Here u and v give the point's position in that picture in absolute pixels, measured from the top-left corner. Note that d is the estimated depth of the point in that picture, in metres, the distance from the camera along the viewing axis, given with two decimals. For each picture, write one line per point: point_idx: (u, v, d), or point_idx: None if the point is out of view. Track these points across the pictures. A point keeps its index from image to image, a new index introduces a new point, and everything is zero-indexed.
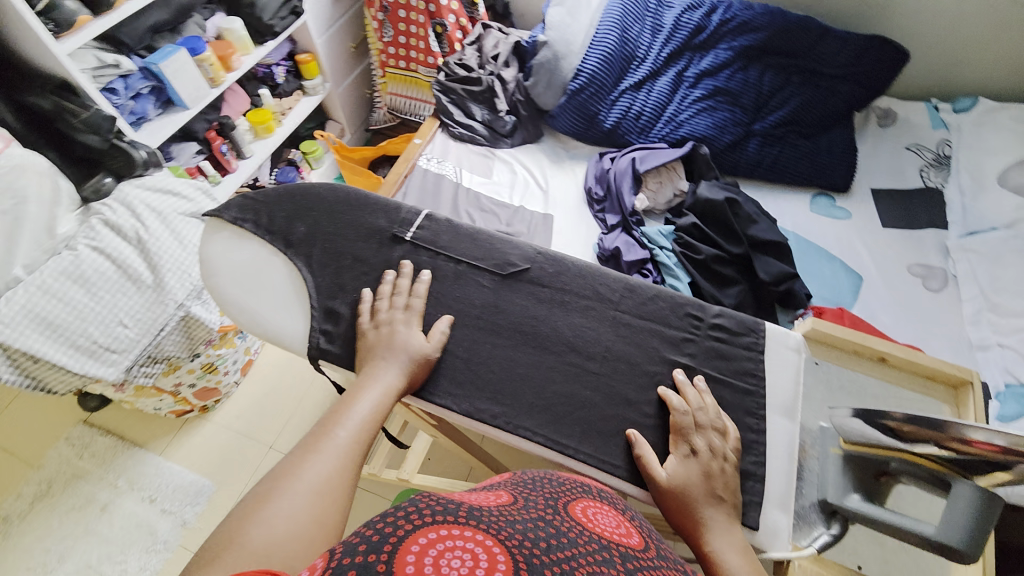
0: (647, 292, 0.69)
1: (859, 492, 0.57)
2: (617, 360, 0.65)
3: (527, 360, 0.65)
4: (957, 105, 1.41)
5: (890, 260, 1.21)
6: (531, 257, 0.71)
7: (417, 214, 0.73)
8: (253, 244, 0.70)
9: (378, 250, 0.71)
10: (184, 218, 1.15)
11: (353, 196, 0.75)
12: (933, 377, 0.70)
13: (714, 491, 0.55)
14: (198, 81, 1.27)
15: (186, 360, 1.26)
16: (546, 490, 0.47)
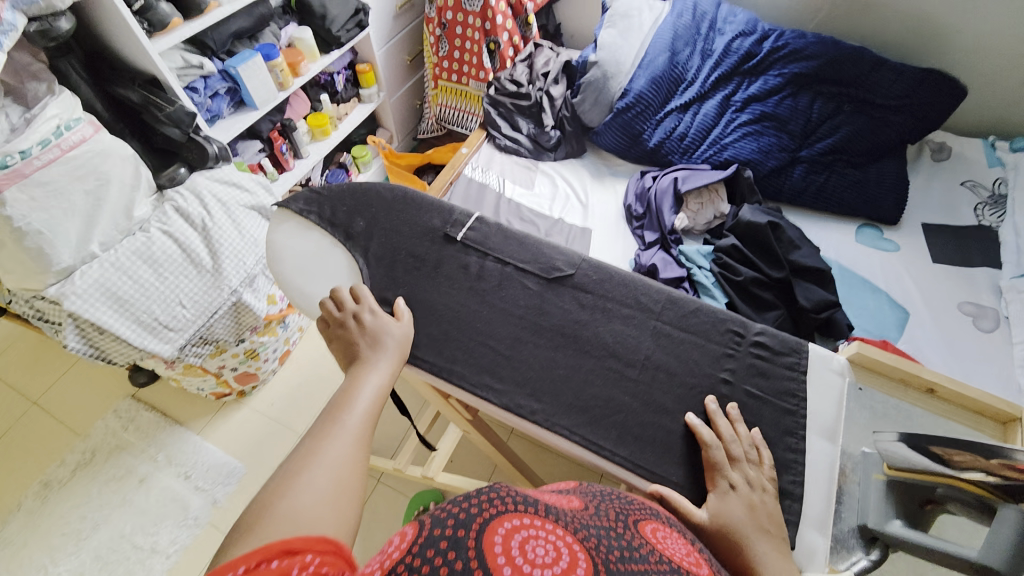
0: (690, 306, 0.70)
1: (901, 518, 0.56)
2: (657, 369, 0.66)
3: (567, 362, 0.67)
4: (1017, 144, 1.36)
5: (939, 296, 1.17)
6: (577, 263, 0.73)
7: (469, 216, 0.77)
8: (318, 234, 0.75)
9: (432, 248, 0.75)
10: (246, 210, 1.24)
11: (410, 198, 0.79)
12: (981, 411, 0.68)
13: (761, 525, 0.54)
14: (269, 85, 1.36)
15: (232, 344, 1.33)
16: (616, 503, 0.48)
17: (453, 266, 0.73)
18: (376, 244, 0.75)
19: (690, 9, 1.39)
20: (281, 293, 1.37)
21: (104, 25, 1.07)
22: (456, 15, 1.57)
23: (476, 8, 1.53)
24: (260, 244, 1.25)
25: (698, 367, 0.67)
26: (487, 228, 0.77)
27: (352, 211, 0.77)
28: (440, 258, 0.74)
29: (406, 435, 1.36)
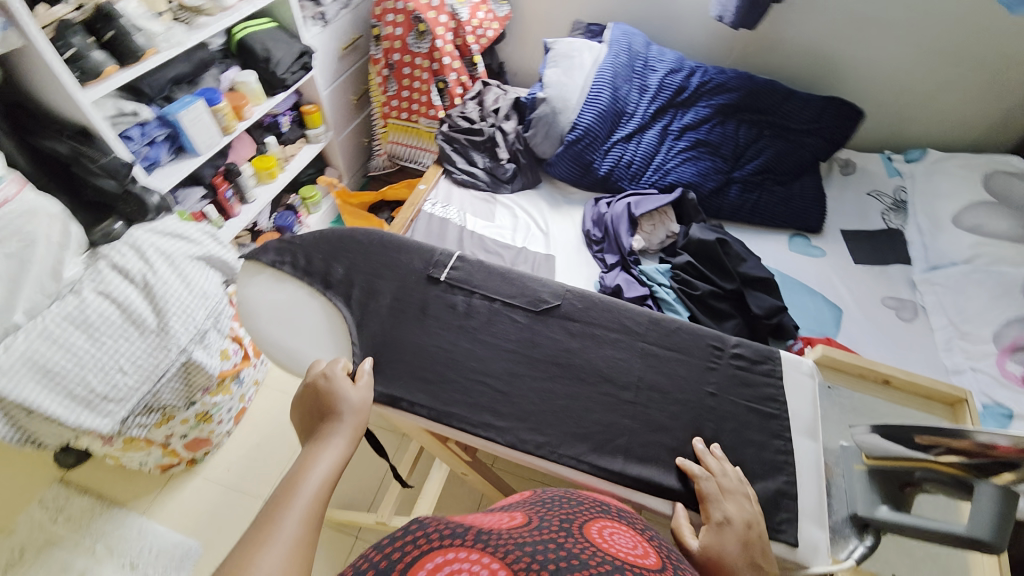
0: (671, 326, 0.77)
1: (887, 503, 0.63)
2: (650, 390, 0.72)
3: (566, 390, 0.72)
4: (909, 156, 1.59)
5: (865, 294, 1.32)
6: (561, 293, 0.80)
7: (450, 257, 0.83)
8: (302, 286, 0.79)
9: (415, 291, 0.80)
10: (193, 262, 1.15)
11: (388, 244, 0.84)
12: (930, 397, 0.78)
13: (753, 560, 0.56)
14: (212, 129, 1.31)
15: (180, 410, 1.21)
16: (562, 511, 0.47)
17: (442, 306, 0.78)
18: (358, 291, 0.79)
19: (625, 48, 1.50)
20: (234, 346, 1.29)
21: (28, 72, 0.99)
22: (403, 56, 1.61)
23: (424, 49, 1.58)
24: (210, 296, 1.15)
25: (686, 383, 0.73)
26: (468, 266, 0.83)
27: (330, 258, 0.81)
28: (427, 299, 0.79)
29: (381, 482, 1.30)
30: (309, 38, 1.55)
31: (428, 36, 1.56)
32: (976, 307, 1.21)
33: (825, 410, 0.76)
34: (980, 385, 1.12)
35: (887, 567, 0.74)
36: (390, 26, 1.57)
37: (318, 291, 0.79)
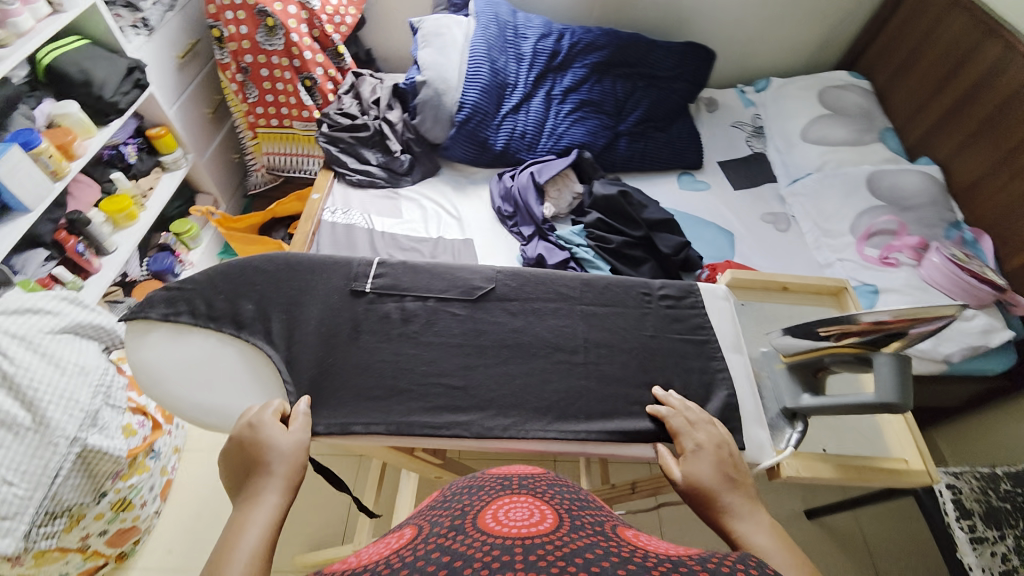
0: (602, 283, 0.84)
1: (807, 391, 0.74)
2: (599, 346, 0.78)
3: (522, 367, 0.76)
4: (758, 86, 1.79)
5: (748, 214, 1.48)
6: (492, 277, 0.82)
7: (370, 267, 0.81)
8: (212, 333, 0.72)
9: (341, 308, 0.77)
10: (56, 337, 0.98)
11: (297, 265, 0.79)
12: (819, 291, 0.90)
13: (728, 476, 0.61)
14: (38, 178, 1.10)
15: (92, 506, 1.05)
16: (457, 507, 0.51)
17: (374, 317, 0.77)
18: (278, 323, 0.74)
19: (492, 20, 1.49)
20: (138, 418, 1.11)
21: None
22: (257, 57, 1.45)
23: (279, 46, 1.43)
24: (90, 370, 0.98)
25: (627, 332, 0.80)
26: (393, 271, 0.82)
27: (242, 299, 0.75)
28: (359, 314, 0.78)
29: (349, 513, 1.25)
30: (136, 50, 1.33)
31: (280, 31, 1.41)
32: (833, 207, 1.41)
33: (745, 325, 0.86)
34: (848, 271, 1.32)
35: (819, 444, 0.79)
36: (232, 25, 1.40)
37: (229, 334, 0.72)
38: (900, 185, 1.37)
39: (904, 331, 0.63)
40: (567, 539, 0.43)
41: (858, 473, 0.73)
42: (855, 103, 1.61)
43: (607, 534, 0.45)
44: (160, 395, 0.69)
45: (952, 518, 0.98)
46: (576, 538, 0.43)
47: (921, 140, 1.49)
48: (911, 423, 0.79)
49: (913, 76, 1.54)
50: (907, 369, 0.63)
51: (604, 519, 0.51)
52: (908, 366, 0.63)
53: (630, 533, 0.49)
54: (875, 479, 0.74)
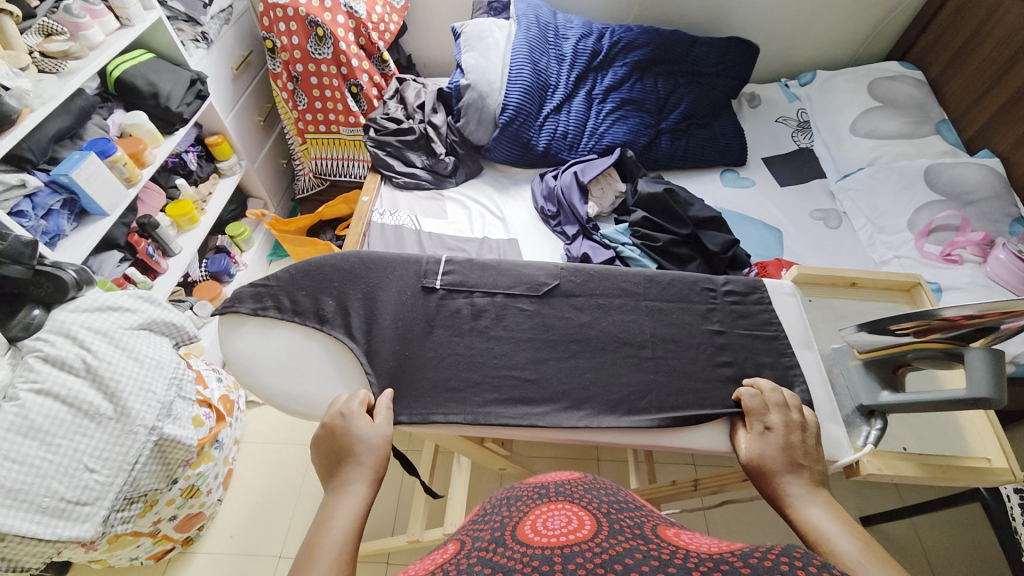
0: (666, 279, 0.87)
1: (887, 388, 0.72)
2: (665, 340, 0.82)
3: (591, 359, 0.80)
4: (802, 80, 1.74)
5: (797, 210, 1.46)
6: (557, 274, 0.87)
7: (439, 264, 0.86)
8: (298, 326, 0.79)
9: (414, 304, 0.83)
10: (133, 333, 1.04)
11: (376, 264, 0.86)
12: (890, 287, 0.88)
13: (795, 460, 0.62)
14: (114, 184, 1.17)
15: (164, 491, 1.12)
16: (497, 520, 0.52)
17: (445, 313, 0.83)
18: (358, 316, 0.81)
19: (533, 21, 1.50)
20: (205, 410, 1.19)
21: None
22: (307, 65, 1.51)
23: (327, 55, 1.48)
24: (165, 364, 1.06)
25: (693, 327, 0.83)
26: (460, 267, 0.88)
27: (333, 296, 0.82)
28: (432, 310, 0.83)
29: (398, 506, 1.29)
30: (197, 63, 1.41)
31: (330, 40, 1.46)
32: (887, 202, 1.37)
33: (815, 322, 0.86)
34: (905, 269, 1.28)
35: (898, 441, 0.77)
36: (284, 36, 1.47)
37: (315, 328, 0.79)
38: (960, 178, 1.31)
39: (994, 326, 0.62)
40: (608, 544, 0.44)
41: (944, 472, 0.72)
42: (909, 94, 1.55)
43: (646, 536, 0.46)
44: (258, 380, 0.76)
45: (1019, 523, 0.96)
46: (616, 544, 0.44)
47: (981, 132, 1.42)
48: (995, 421, 0.76)
49: (970, 65, 1.47)
50: (1002, 363, 0.61)
51: (644, 520, 0.51)
52: (1003, 362, 0.61)
53: (672, 532, 0.50)
54: (961, 478, 0.72)
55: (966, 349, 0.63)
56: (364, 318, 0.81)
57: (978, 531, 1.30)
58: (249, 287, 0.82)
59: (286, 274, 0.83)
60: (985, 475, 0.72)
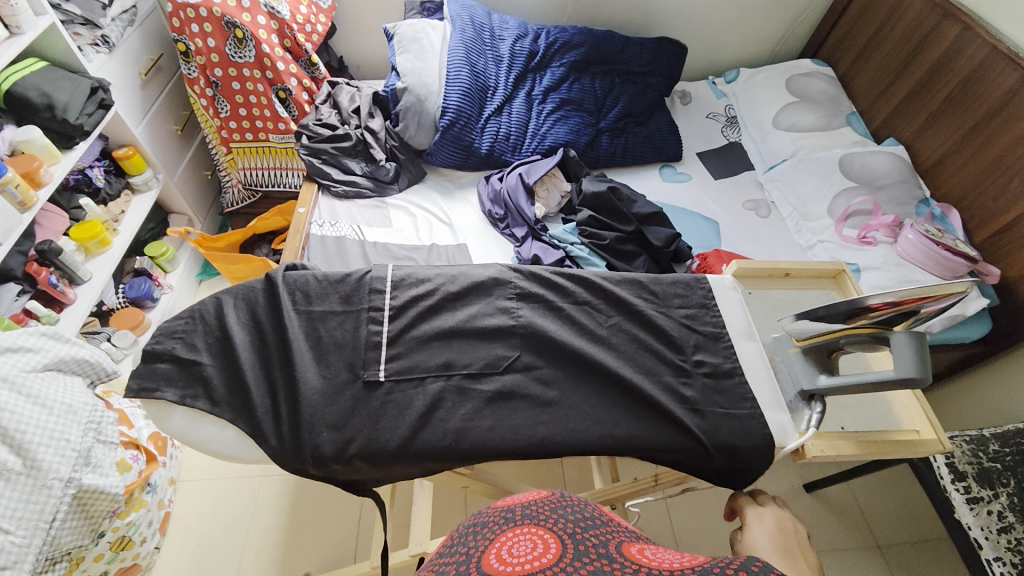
0: (630, 349, 0.74)
1: (824, 372, 0.75)
2: (641, 415, 0.68)
3: (573, 442, 0.64)
4: (727, 77, 1.84)
5: (730, 202, 1.54)
6: (516, 343, 0.70)
7: (380, 351, 0.66)
8: (231, 426, 0.60)
9: (354, 407, 0.62)
10: (39, 375, 0.93)
11: (303, 335, 0.65)
12: (819, 276, 0.92)
13: (786, 553, 0.60)
14: (6, 210, 1.03)
15: (90, 547, 1.00)
16: (463, 553, 0.51)
17: (392, 412, 0.63)
18: (288, 423, 0.61)
19: (468, 22, 1.47)
20: (132, 452, 1.08)
21: None
22: (227, 70, 1.40)
23: (249, 58, 1.39)
24: (78, 409, 0.95)
25: (672, 335, 0.76)
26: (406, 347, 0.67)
27: (270, 392, 0.62)
28: (375, 411, 0.62)
29: (360, 532, 1.28)
30: (98, 70, 1.27)
31: (251, 42, 1.36)
32: (810, 189, 1.47)
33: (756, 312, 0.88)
34: (828, 251, 1.38)
35: (837, 422, 0.81)
36: (198, 38, 1.35)
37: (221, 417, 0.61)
38: (870, 166, 1.43)
39: (916, 310, 0.65)
40: (575, 568, 0.45)
41: (879, 447, 0.77)
42: (822, 90, 1.67)
43: (610, 557, 0.48)
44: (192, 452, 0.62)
45: (948, 481, 1.06)
46: (583, 567, 0.46)
47: (885, 122, 1.57)
48: (919, 397, 0.83)
49: (876, 58, 1.60)
50: (924, 345, 0.64)
51: (609, 537, 0.52)
52: (925, 341, 0.65)
53: (636, 548, 0.51)
54: (892, 452, 0.78)
55: (891, 330, 0.66)
56: (285, 429, 0.60)
57: (904, 488, 1.43)
58: (173, 366, 0.62)
59: (222, 381, 0.62)
60: (913, 448, 0.79)
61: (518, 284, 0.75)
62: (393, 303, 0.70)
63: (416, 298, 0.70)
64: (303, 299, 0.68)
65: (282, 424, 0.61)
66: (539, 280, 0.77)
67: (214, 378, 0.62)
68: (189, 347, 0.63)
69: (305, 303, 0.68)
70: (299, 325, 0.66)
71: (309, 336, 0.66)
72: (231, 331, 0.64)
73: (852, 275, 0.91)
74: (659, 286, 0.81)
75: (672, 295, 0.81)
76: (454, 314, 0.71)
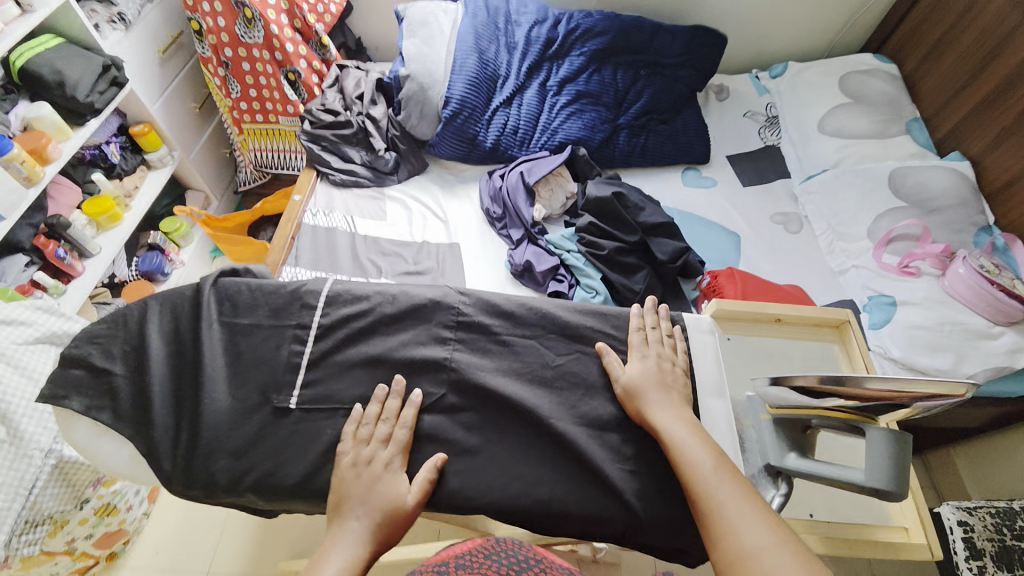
0: (571, 397, 0.68)
1: (794, 450, 0.64)
2: (568, 472, 0.64)
3: (483, 496, 0.62)
4: (773, 72, 1.65)
5: (757, 214, 1.39)
6: (444, 378, 0.68)
7: (297, 375, 0.66)
8: (129, 444, 0.62)
9: (260, 434, 0.63)
10: (29, 347, 0.95)
11: (221, 355, 0.66)
12: (819, 323, 0.84)
13: (665, 382, 0.67)
14: (11, 185, 1.07)
15: (74, 511, 1.00)
16: None
17: (296, 445, 0.63)
18: (185, 443, 0.62)
19: (482, 8, 1.41)
20: None
21: None
22: (237, 50, 1.39)
23: (258, 39, 1.36)
24: None
25: None
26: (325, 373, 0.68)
27: (175, 411, 0.63)
28: (279, 441, 0.63)
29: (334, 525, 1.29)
30: (113, 47, 1.29)
31: (259, 22, 1.33)
32: (849, 207, 1.30)
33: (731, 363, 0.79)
34: (862, 279, 1.22)
35: (807, 507, 0.76)
36: (209, 17, 1.34)
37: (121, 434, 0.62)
38: (924, 184, 1.25)
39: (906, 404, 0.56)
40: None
41: (846, 546, 0.72)
42: (881, 90, 1.46)
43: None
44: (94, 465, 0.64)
45: (960, 558, 1.04)
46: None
47: (952, 133, 1.35)
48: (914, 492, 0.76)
49: (946, 60, 1.38)
50: (901, 448, 0.57)
51: None
52: (906, 444, 0.57)
53: None
54: (862, 552, 0.72)
55: (869, 425, 0.59)
56: (179, 451, 0.62)
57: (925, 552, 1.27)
58: (86, 373, 0.64)
59: (129, 395, 0.63)
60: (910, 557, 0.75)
61: (459, 311, 0.72)
62: (323, 321, 0.69)
63: (346, 319, 0.70)
64: (231, 310, 0.69)
65: (178, 446, 0.62)
66: (487, 308, 0.73)
67: (123, 390, 0.63)
68: (105, 356, 0.65)
69: (232, 314, 0.69)
70: (220, 335, 0.67)
71: (229, 350, 0.67)
72: (148, 337, 0.65)
73: (858, 327, 0.82)
74: (614, 317, 0.75)
75: None
76: (383, 341, 0.69)
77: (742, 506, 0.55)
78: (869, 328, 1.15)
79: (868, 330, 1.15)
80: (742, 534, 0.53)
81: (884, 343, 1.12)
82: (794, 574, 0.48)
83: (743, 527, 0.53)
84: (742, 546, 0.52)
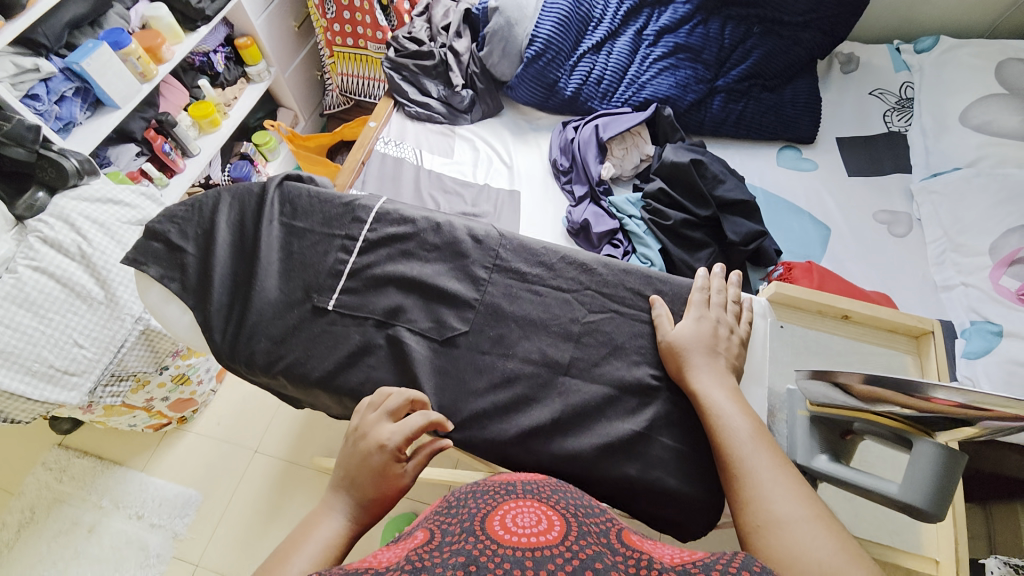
0: (597, 355, 0.66)
1: (827, 452, 0.58)
2: (577, 425, 0.63)
3: (490, 429, 0.63)
4: (919, 45, 1.39)
5: (857, 207, 1.22)
6: (473, 313, 0.68)
7: (338, 281, 0.70)
8: (191, 312, 0.69)
9: (298, 327, 0.68)
10: (127, 227, 1.06)
11: (274, 250, 0.71)
12: (894, 329, 0.74)
13: (716, 348, 0.63)
14: (127, 78, 1.19)
15: (154, 375, 1.13)
16: (469, 510, 0.47)
17: (327, 343, 0.67)
18: (234, 323, 0.68)
19: None
20: None
21: None
22: None
23: None
24: None
25: (652, 348, 0.66)
26: (363, 285, 0.70)
27: (231, 293, 0.69)
28: (314, 336, 0.67)
29: None
30: None
31: None
32: (974, 215, 1.11)
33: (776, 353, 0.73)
34: (968, 300, 1.05)
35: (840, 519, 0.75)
36: None
37: (183, 304, 0.69)
38: None
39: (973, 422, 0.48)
40: (578, 547, 0.41)
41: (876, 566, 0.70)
42: None
43: (612, 544, 0.44)
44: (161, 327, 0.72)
45: None
46: (586, 548, 0.41)
47: None
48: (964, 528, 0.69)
49: None
50: (950, 468, 0.50)
51: (609, 526, 0.48)
52: (958, 465, 0.51)
53: (635, 537, 0.48)
54: None
55: (917, 436, 0.52)
56: (229, 327, 0.68)
57: None
58: (163, 246, 0.71)
59: (195, 271, 0.70)
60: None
61: (499, 250, 0.71)
62: (370, 237, 0.72)
63: (391, 239, 0.72)
64: (291, 212, 0.73)
65: (229, 324, 0.68)
66: (528, 251, 0.72)
67: (190, 265, 0.70)
68: (180, 234, 0.71)
69: (290, 216, 0.73)
70: (278, 234, 0.72)
71: (284, 248, 0.71)
72: (217, 223, 0.71)
73: (942, 340, 0.72)
74: (664, 282, 0.70)
75: (683, 306, 0.68)
76: (421, 266, 0.71)
77: (776, 477, 0.51)
78: (962, 357, 1.01)
79: (960, 357, 1.01)
80: (771, 501, 0.49)
81: (976, 376, 0.97)
82: (825, 550, 0.44)
83: (773, 495, 0.49)
84: (770, 513, 0.48)
